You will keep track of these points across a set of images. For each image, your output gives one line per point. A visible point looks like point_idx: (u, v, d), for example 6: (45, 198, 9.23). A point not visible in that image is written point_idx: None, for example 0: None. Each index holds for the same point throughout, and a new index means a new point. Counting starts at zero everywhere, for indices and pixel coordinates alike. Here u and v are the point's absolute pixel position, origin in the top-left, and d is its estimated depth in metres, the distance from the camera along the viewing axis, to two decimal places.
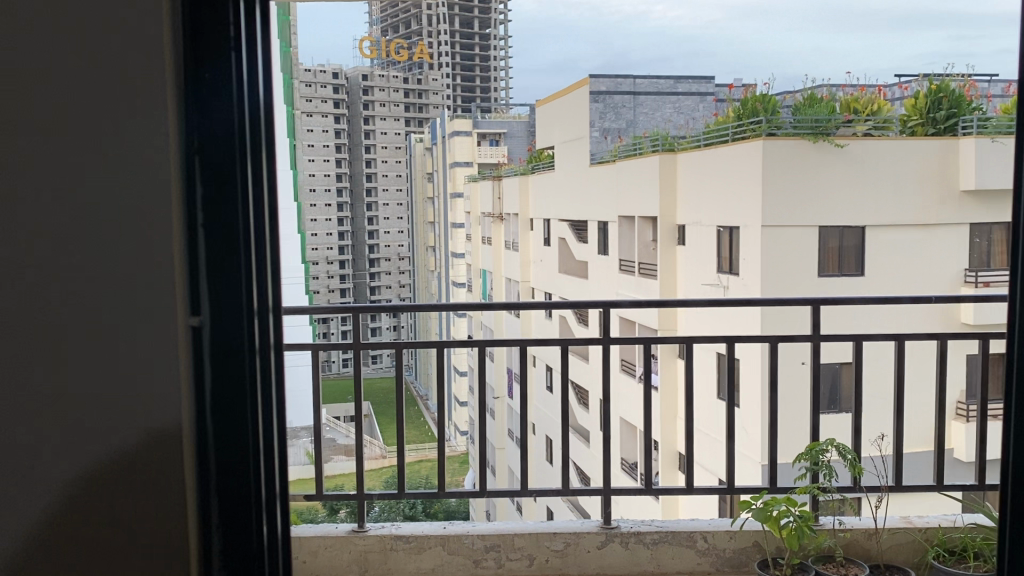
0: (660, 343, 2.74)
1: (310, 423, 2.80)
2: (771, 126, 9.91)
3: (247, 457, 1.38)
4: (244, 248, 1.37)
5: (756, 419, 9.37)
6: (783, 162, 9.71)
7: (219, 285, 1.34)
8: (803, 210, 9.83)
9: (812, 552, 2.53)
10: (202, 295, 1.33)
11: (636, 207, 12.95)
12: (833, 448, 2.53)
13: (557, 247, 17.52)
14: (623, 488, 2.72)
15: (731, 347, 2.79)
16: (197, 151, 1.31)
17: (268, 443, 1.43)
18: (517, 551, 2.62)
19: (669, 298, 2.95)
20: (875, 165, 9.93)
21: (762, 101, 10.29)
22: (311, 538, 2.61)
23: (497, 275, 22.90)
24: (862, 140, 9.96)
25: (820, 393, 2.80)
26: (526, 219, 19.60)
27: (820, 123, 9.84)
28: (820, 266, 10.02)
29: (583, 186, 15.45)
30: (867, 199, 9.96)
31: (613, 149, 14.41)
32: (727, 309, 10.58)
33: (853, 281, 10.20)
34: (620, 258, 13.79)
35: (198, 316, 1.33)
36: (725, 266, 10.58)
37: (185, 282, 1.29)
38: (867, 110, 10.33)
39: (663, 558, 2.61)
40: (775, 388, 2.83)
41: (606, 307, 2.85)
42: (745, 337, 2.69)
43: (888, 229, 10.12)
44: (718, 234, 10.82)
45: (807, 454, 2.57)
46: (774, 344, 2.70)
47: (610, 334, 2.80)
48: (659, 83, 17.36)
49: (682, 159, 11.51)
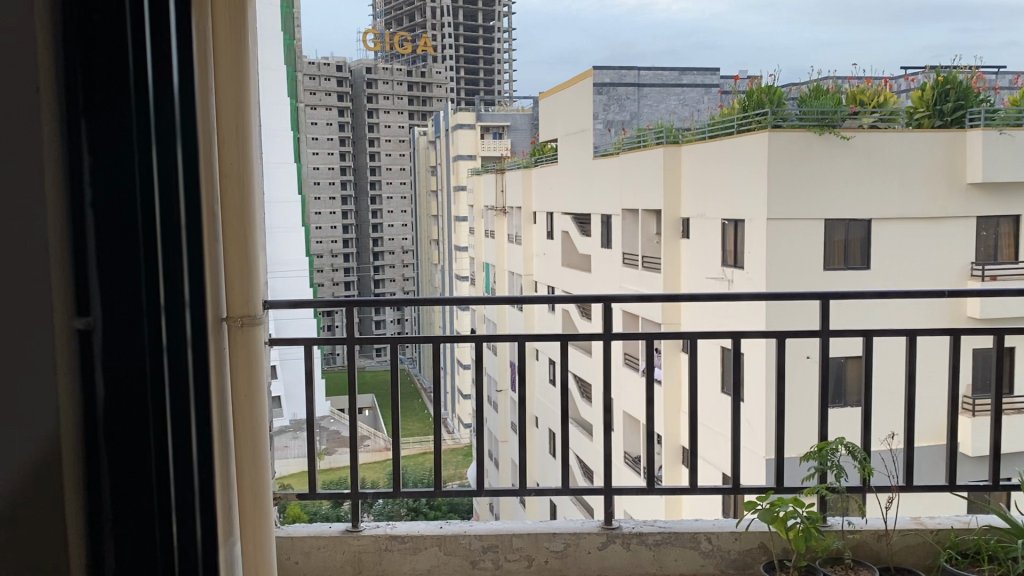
0: (663, 338, 2.64)
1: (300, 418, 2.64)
2: (777, 117, 9.78)
3: (143, 513, 1.06)
4: (138, 241, 1.03)
5: (760, 413, 9.27)
6: (791, 155, 9.55)
7: (112, 294, 0.99)
8: (808, 201, 9.65)
9: (820, 553, 2.45)
10: (92, 293, 0.98)
11: (640, 200, 12.80)
12: (843, 447, 2.44)
13: (560, 241, 17.40)
14: (625, 488, 2.63)
15: (737, 341, 2.69)
16: (83, 108, 0.94)
17: (164, 490, 1.11)
18: (515, 552, 2.55)
19: (671, 293, 2.85)
20: (878, 158, 9.82)
21: (767, 93, 10.16)
22: (303, 537, 2.54)
23: (500, 268, 22.79)
24: (868, 132, 9.82)
25: (829, 393, 2.71)
26: (529, 212, 19.52)
27: (825, 115, 9.79)
28: (826, 259, 9.82)
29: (587, 179, 15.34)
30: (873, 191, 9.82)
31: (617, 142, 14.29)
32: (732, 303, 10.42)
33: (859, 275, 9.96)
34: (624, 252, 13.67)
35: (85, 320, 0.96)
36: (730, 259, 10.41)
37: (67, 276, 0.93)
38: (874, 102, 10.24)
39: (667, 560, 2.54)
40: (781, 389, 2.73)
41: (608, 303, 2.75)
42: (750, 332, 2.60)
43: (892, 221, 10.00)
44: (723, 227, 10.67)
45: (815, 453, 2.48)
46: (781, 340, 2.61)
47: (612, 330, 2.70)
48: (663, 75, 17.28)
49: (687, 152, 11.39)
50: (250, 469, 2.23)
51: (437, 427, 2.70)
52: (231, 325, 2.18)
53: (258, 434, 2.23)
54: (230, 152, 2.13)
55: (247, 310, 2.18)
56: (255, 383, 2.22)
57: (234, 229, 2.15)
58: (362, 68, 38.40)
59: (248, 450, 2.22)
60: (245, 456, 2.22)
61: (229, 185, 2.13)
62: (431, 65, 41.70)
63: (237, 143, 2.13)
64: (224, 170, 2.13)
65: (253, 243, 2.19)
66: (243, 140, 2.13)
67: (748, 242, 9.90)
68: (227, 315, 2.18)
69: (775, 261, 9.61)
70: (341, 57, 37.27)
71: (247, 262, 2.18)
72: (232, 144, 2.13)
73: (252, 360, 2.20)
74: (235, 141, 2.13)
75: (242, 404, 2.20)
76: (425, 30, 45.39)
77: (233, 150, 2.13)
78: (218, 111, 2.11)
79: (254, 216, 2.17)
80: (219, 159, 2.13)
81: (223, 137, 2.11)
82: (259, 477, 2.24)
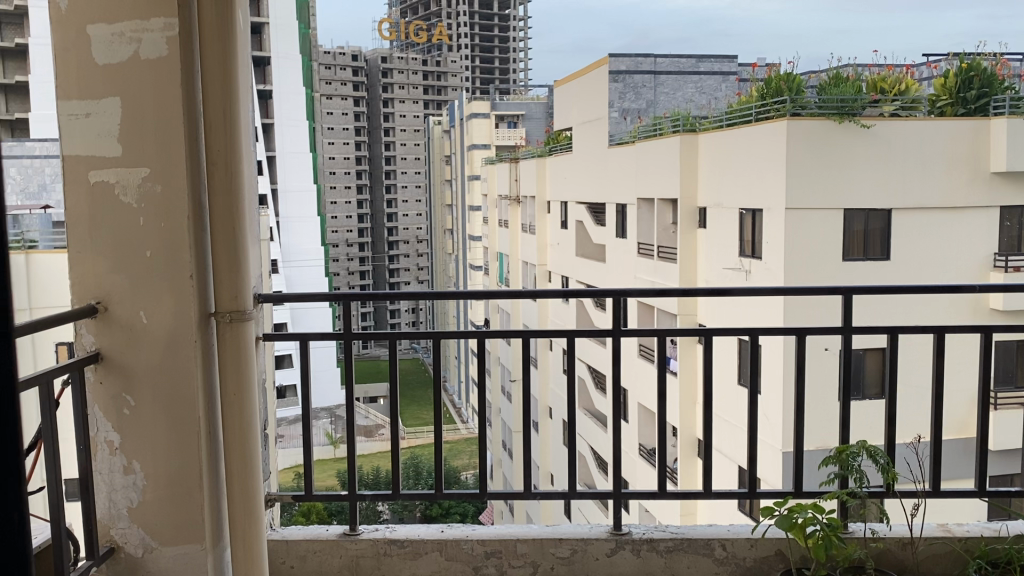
0: (677, 336, 2.51)
1: (294, 417, 2.50)
2: (796, 105, 9.66)
3: None
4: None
5: (777, 406, 9.12)
6: (808, 143, 9.36)
7: None
8: (828, 189, 9.38)
9: (840, 563, 2.32)
10: None
11: (655, 189, 12.63)
12: (864, 451, 2.31)
13: (574, 230, 17.27)
14: (635, 491, 2.51)
15: (753, 339, 2.57)
16: None
17: None
18: (519, 558, 2.43)
19: (685, 287, 2.71)
20: (899, 147, 9.60)
21: (786, 80, 10.06)
22: (299, 542, 2.44)
23: (514, 258, 22.68)
24: (889, 120, 9.62)
25: (850, 392, 2.58)
26: (544, 202, 19.40)
27: (845, 103, 9.61)
28: (845, 249, 9.54)
29: (601, 168, 15.20)
30: (893, 180, 9.60)
31: (633, 131, 14.16)
32: (749, 294, 10.23)
33: (878, 265, 9.68)
34: (639, 241, 13.51)
35: None
36: (747, 249, 10.21)
37: None
38: (895, 89, 10.06)
39: (678, 566, 2.42)
40: (801, 390, 2.60)
41: (621, 298, 2.63)
42: (768, 329, 2.46)
43: (914, 210, 9.74)
44: (740, 216, 10.48)
45: (834, 456, 2.35)
46: (799, 337, 2.48)
47: (623, 325, 2.58)
48: (680, 63, 16.90)
49: (704, 141, 11.21)
50: (239, 471, 2.12)
51: (438, 422, 2.58)
52: (219, 320, 2.08)
53: (248, 437, 2.13)
54: (216, 136, 2.02)
55: (236, 305, 2.08)
56: (242, 384, 2.10)
57: (221, 219, 2.04)
58: (378, 57, 38.39)
59: (237, 452, 2.11)
60: (234, 456, 2.11)
61: (216, 175, 2.02)
62: (445, 54, 41.58)
63: (225, 126, 2.02)
64: (210, 155, 2.03)
65: (244, 233, 2.08)
66: (230, 124, 2.03)
67: (765, 232, 9.71)
68: (217, 310, 2.08)
69: (792, 251, 9.39)
70: (356, 47, 37.58)
71: (238, 254, 2.07)
72: (218, 127, 2.02)
73: (242, 357, 2.10)
74: (223, 124, 2.02)
75: (230, 403, 2.10)
76: (441, 18, 45.39)
77: (220, 134, 2.02)
78: (204, 96, 2.02)
79: (241, 204, 2.07)
80: (206, 145, 2.03)
81: (210, 120, 2.01)
82: (250, 480, 2.14)
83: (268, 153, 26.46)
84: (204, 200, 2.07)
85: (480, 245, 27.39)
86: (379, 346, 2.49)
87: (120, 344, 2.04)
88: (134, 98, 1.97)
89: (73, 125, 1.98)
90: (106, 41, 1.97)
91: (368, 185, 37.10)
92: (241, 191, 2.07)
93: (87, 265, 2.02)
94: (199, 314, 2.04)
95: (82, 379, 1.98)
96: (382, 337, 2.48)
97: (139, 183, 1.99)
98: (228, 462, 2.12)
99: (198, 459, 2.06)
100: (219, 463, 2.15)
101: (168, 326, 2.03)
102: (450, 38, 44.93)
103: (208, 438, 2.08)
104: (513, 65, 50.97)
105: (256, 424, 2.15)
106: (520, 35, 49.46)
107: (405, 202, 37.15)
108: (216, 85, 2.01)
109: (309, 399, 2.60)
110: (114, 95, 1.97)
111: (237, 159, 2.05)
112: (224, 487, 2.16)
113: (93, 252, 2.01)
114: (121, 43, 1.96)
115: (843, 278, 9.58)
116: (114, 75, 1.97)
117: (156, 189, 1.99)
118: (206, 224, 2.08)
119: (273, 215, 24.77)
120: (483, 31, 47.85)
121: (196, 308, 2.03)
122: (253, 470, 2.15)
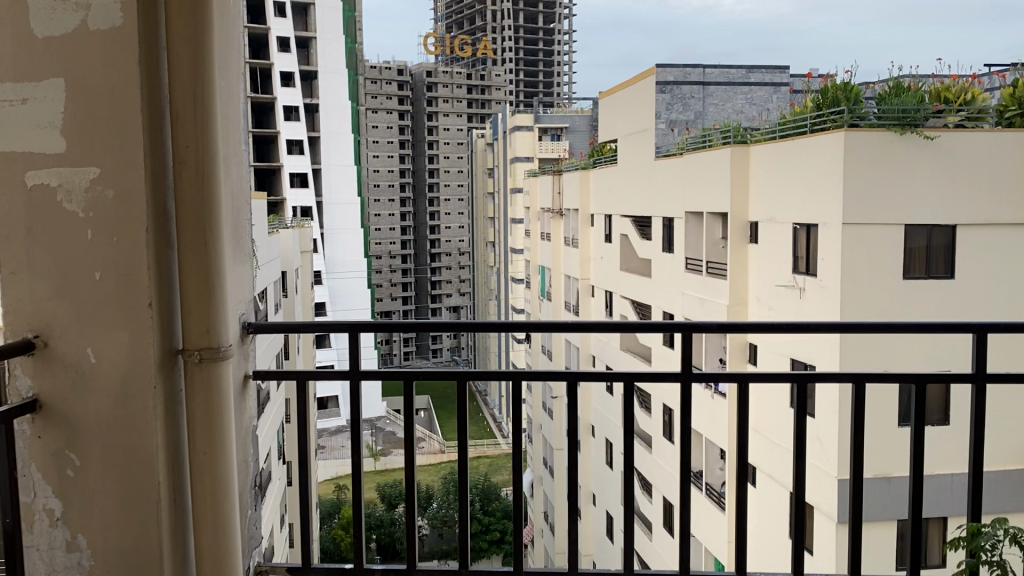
0: (757, 382, 2.03)
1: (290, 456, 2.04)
2: (853, 115, 8.95)
3: None
4: None
5: (831, 429, 8.28)
6: (871, 152, 8.64)
7: None
8: (888, 205, 8.70)
9: None
10: None
11: (704, 201, 12.02)
12: (1005, 535, 1.85)
13: (619, 244, 16.78)
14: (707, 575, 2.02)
15: (859, 392, 2.10)
16: None
17: None
18: None
19: (770, 324, 2.16)
20: (968, 159, 8.79)
21: (843, 90, 9.39)
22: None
23: (556, 273, 22.09)
24: (955, 132, 8.79)
25: (982, 442, 2.15)
26: (588, 216, 18.94)
27: (907, 113, 8.81)
28: (906, 267, 8.81)
29: (648, 181, 14.68)
30: (960, 195, 8.82)
31: (679, 143, 13.68)
32: (804, 313, 9.54)
33: (942, 285, 8.89)
34: (687, 256, 12.87)
35: None
36: (802, 265, 9.54)
37: None
38: (960, 100, 9.26)
39: None
40: (912, 435, 2.18)
41: (690, 333, 2.15)
42: (892, 379, 2.02)
43: (984, 228, 8.89)
44: (795, 231, 9.83)
45: (966, 537, 1.90)
46: (921, 385, 2.10)
47: (692, 367, 2.08)
48: (729, 73, 16.06)
49: (755, 153, 10.63)
50: (210, 542, 1.68)
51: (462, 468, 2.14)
52: (187, 360, 1.65)
53: (222, 502, 1.69)
54: (184, 126, 1.60)
55: (208, 341, 1.65)
56: (211, 432, 1.66)
57: (192, 232, 1.62)
58: (423, 71, 38.36)
59: (209, 521, 1.67)
60: (206, 529, 1.67)
61: (182, 174, 1.60)
62: (490, 67, 41.47)
63: (196, 115, 1.60)
64: (178, 150, 1.61)
65: (220, 249, 1.65)
66: (203, 110, 1.61)
67: (821, 248, 9.06)
68: (184, 348, 1.65)
69: (849, 267, 8.70)
70: (402, 61, 37.65)
71: (213, 277, 1.64)
72: (187, 117, 1.59)
73: (216, 406, 1.67)
74: (193, 112, 1.60)
75: (199, 464, 1.66)
76: (486, 33, 45.79)
77: (189, 124, 1.60)
78: (170, 78, 1.60)
79: (218, 212, 1.65)
80: (172, 137, 1.61)
81: (177, 107, 1.59)
82: (223, 557, 1.70)
83: (314, 165, 26.38)
84: (172, 210, 1.64)
85: (522, 259, 26.91)
86: (394, 382, 2.02)
87: (65, 388, 1.61)
88: (83, 78, 1.54)
89: (7, 114, 1.56)
90: (47, 9, 1.55)
91: (411, 198, 37.34)
92: (218, 199, 1.65)
93: (24, 291, 1.60)
94: (160, 352, 1.62)
95: (11, 434, 1.55)
96: (393, 372, 2.02)
97: (86, 187, 1.56)
98: (194, 531, 1.68)
99: (158, 536, 1.62)
100: (187, 535, 1.72)
101: (121, 370, 1.59)
102: (496, 52, 44.92)
103: (170, 505, 1.65)
104: (559, 78, 50.95)
105: (234, 486, 1.71)
106: (565, 51, 49.84)
107: (449, 215, 36.97)
108: (185, 61, 1.59)
109: (312, 436, 2.14)
110: (57, 74, 1.55)
111: (211, 153, 1.63)
112: (194, 568, 1.72)
113: (31, 270, 1.59)
114: (66, 12, 1.55)
115: (902, 298, 8.83)
116: (58, 52, 1.54)
117: (107, 194, 1.56)
118: (173, 243, 1.66)
119: (317, 228, 24.72)
120: (527, 45, 47.87)
121: (157, 346, 1.60)
122: (230, 541, 1.72)
